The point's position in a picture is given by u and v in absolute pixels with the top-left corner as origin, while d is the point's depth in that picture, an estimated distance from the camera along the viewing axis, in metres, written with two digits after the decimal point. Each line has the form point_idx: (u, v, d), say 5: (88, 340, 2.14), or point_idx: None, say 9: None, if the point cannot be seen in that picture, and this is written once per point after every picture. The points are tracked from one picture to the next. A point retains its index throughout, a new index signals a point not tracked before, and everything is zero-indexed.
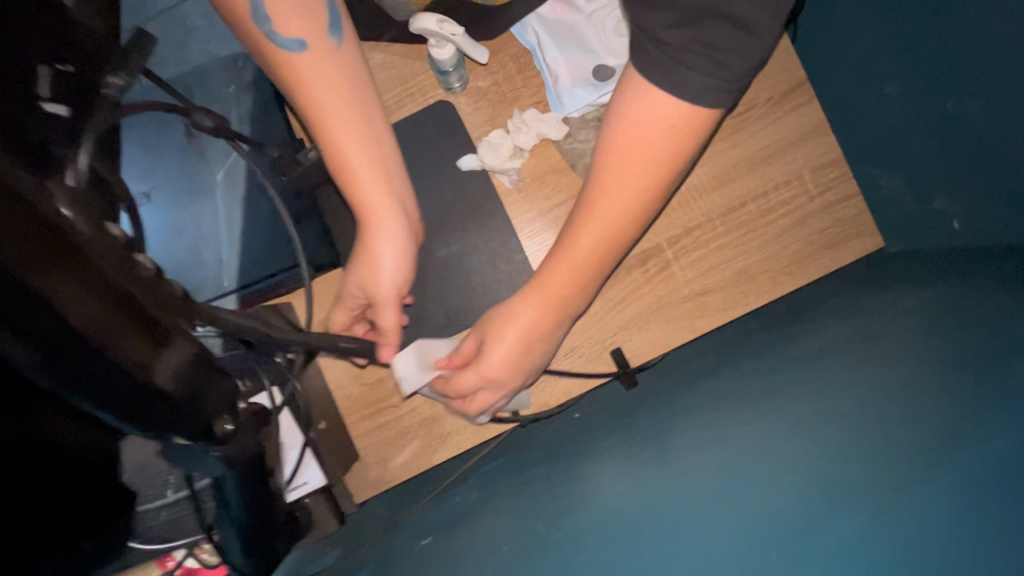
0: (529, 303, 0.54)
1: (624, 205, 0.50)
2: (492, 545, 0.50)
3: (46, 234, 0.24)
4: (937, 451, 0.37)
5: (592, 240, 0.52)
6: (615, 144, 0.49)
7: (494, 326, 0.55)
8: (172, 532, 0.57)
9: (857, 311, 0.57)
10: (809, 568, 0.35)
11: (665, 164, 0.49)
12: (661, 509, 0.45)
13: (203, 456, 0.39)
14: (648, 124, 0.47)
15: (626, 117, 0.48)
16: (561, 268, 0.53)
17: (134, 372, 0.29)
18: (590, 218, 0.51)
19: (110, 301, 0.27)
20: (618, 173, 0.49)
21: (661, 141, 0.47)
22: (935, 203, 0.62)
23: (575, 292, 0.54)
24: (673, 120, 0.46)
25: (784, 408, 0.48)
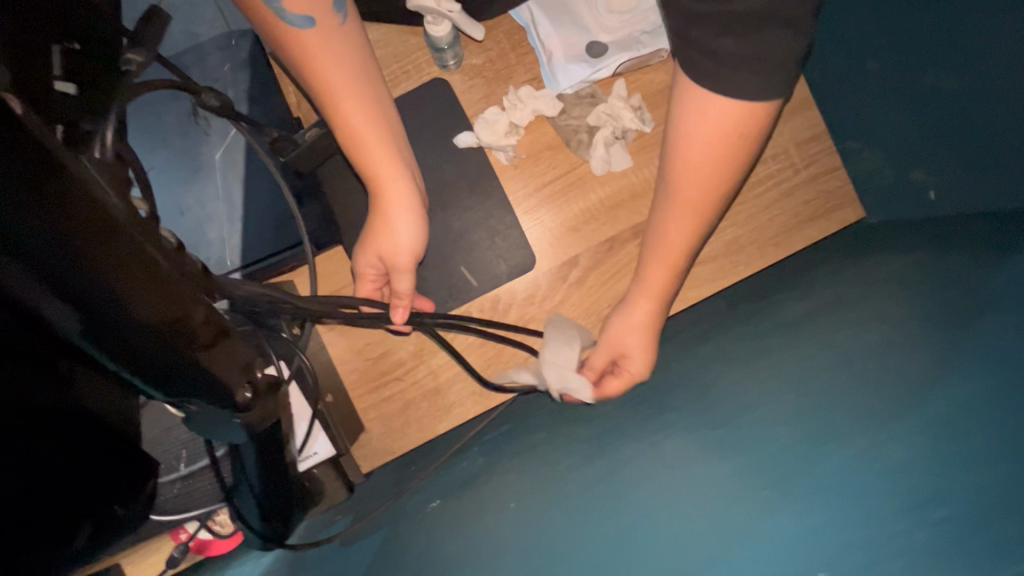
0: (640, 302, 0.59)
1: (703, 207, 0.52)
2: (499, 502, 0.53)
3: (91, 212, 0.25)
4: (909, 399, 0.40)
5: (682, 243, 0.54)
6: (685, 156, 0.50)
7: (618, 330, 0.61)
8: (187, 504, 0.60)
9: (838, 278, 0.60)
10: (792, 502, 0.39)
11: (734, 162, 0.49)
12: (657, 462, 0.48)
13: (224, 422, 0.41)
14: (712, 138, 0.47)
15: (690, 131, 0.48)
16: (655, 264, 0.56)
17: (165, 337, 0.31)
18: (675, 223, 0.54)
19: (145, 274, 0.29)
20: (691, 177, 0.51)
21: (727, 148, 0.48)
22: (912, 174, 0.65)
23: (677, 280, 0.58)
24: (730, 131, 0.46)
25: (772, 368, 0.51)
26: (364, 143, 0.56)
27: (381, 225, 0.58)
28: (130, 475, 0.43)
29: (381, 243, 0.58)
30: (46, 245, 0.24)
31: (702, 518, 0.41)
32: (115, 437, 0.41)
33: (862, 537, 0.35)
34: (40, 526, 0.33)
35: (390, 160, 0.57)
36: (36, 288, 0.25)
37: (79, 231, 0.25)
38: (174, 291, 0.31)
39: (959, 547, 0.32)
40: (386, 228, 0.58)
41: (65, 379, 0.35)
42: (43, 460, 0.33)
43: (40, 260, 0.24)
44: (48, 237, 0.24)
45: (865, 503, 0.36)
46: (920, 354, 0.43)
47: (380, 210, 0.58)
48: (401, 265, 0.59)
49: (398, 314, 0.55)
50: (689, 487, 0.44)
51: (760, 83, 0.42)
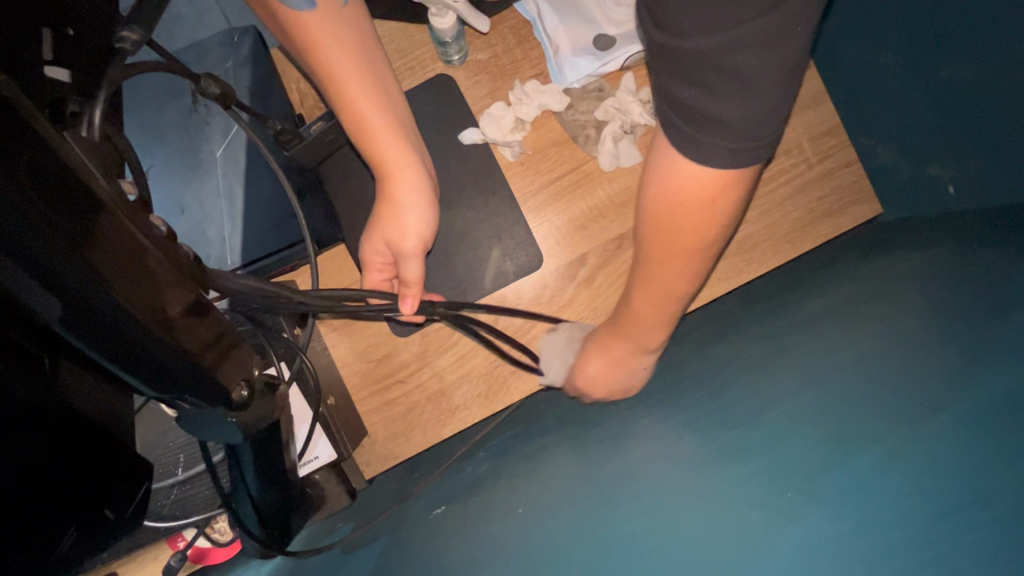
0: (611, 337, 0.55)
1: (664, 273, 0.45)
2: (506, 508, 0.51)
3: (69, 190, 0.24)
4: (941, 398, 0.38)
5: (648, 303, 0.48)
6: (646, 220, 0.42)
7: (594, 335, 0.58)
8: (185, 510, 0.58)
9: (856, 276, 0.57)
10: (820, 507, 0.36)
11: (705, 229, 0.40)
12: (672, 466, 0.46)
13: (218, 423, 0.38)
14: (662, 204, 0.40)
15: (651, 192, 0.40)
16: (627, 311, 0.51)
17: (151, 330, 0.29)
18: (645, 286, 0.47)
19: (128, 258, 0.27)
20: (656, 242, 0.43)
21: (691, 216, 0.39)
22: (930, 168, 0.63)
23: (655, 333, 0.51)
24: (686, 195, 0.38)
25: (791, 367, 0.49)
26: (369, 128, 0.55)
27: (388, 212, 0.57)
28: (123, 477, 0.42)
29: (388, 229, 0.57)
30: (16, 225, 0.22)
31: (719, 524, 0.39)
32: (104, 437, 0.40)
33: (897, 552, 0.32)
34: (25, 528, 0.32)
35: (398, 145, 0.56)
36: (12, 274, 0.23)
37: (53, 216, 0.23)
38: (155, 279, 0.29)
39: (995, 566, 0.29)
40: (394, 213, 0.56)
41: (46, 372, 0.33)
42: (24, 455, 0.31)
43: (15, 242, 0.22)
44: (24, 217, 0.22)
45: (897, 507, 0.34)
46: (951, 348, 0.40)
47: (388, 196, 0.57)
48: (410, 251, 0.57)
49: (409, 303, 0.54)
50: (706, 491, 0.41)
51: (737, 144, 0.33)
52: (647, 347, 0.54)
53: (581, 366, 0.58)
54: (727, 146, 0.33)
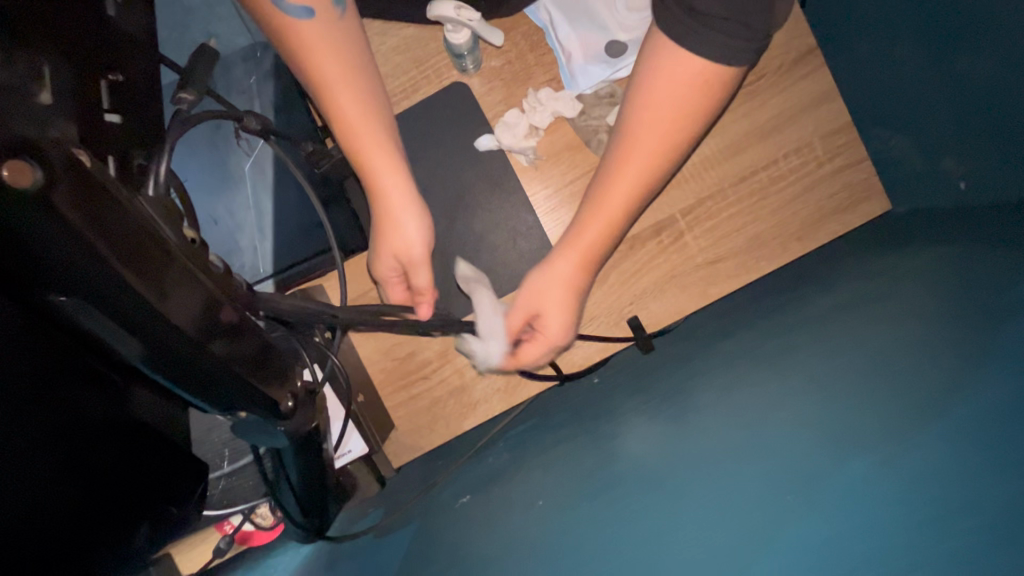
0: (563, 262, 0.56)
1: (649, 159, 0.52)
2: (528, 498, 0.55)
3: (142, 247, 0.27)
4: (944, 397, 0.39)
5: (625, 191, 0.53)
6: (647, 97, 0.50)
7: (543, 283, 0.57)
8: (231, 498, 0.64)
9: (865, 273, 0.59)
10: (817, 505, 0.38)
11: (689, 127, 0.51)
12: (679, 461, 0.49)
13: (269, 429, 0.42)
14: (663, 94, 0.50)
15: (653, 84, 0.50)
16: (596, 219, 0.54)
17: (212, 355, 0.33)
18: (624, 167, 0.52)
19: (190, 296, 0.30)
20: (648, 121, 0.51)
21: (686, 108, 0.50)
22: (943, 163, 0.62)
23: (606, 247, 0.57)
24: (703, 76, 0.48)
25: (796, 369, 0.51)
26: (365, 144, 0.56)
27: (389, 227, 0.59)
28: (184, 479, 0.46)
29: (392, 243, 0.59)
30: (101, 280, 0.25)
31: (728, 520, 0.41)
32: (168, 445, 0.45)
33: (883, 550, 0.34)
34: (105, 524, 0.36)
35: (391, 157, 0.57)
36: (89, 311, 0.27)
37: (129, 265, 0.26)
38: (217, 312, 0.32)
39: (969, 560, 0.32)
40: (395, 228, 0.58)
41: (118, 390, 0.39)
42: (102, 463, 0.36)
43: (96, 290, 0.26)
44: (97, 269, 0.25)
45: (896, 509, 0.36)
46: (953, 352, 0.42)
47: (385, 210, 0.58)
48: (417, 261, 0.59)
49: (422, 310, 0.57)
50: (711, 483, 0.44)
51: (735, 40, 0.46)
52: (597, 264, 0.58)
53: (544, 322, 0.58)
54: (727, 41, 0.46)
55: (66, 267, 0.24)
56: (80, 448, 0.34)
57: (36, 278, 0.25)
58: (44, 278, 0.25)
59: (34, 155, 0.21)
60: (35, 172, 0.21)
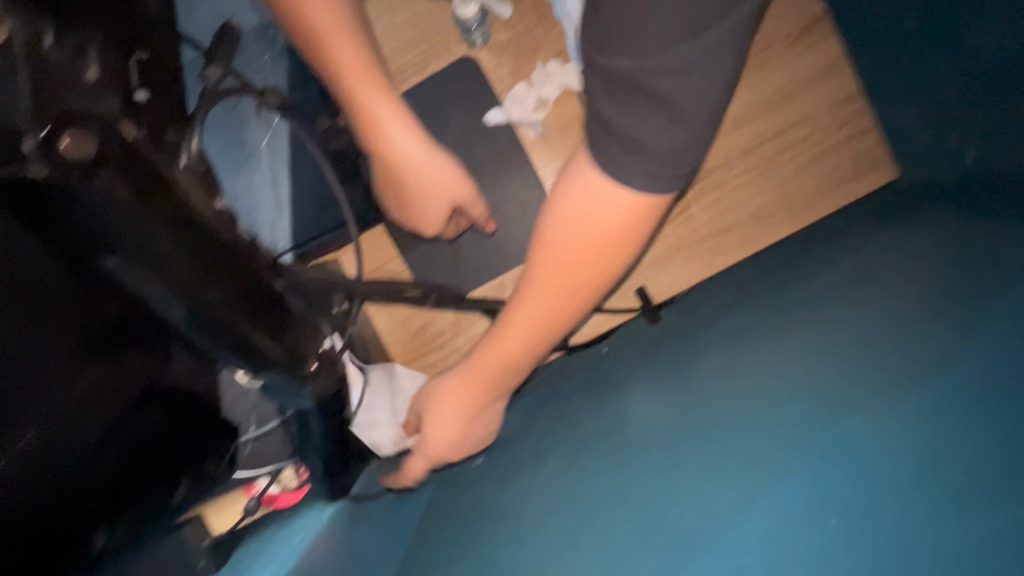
0: (471, 389, 0.55)
1: (545, 302, 0.45)
2: (539, 460, 0.58)
3: (180, 214, 0.29)
4: (940, 356, 0.37)
5: (528, 338, 0.48)
6: (565, 223, 0.42)
7: (435, 416, 0.58)
8: (258, 459, 0.69)
9: (870, 239, 0.58)
10: (806, 465, 0.38)
11: (609, 265, 0.43)
12: (684, 421, 0.50)
13: (296, 390, 0.45)
14: (575, 234, 0.42)
15: (563, 211, 0.42)
16: (488, 355, 0.51)
17: (242, 314, 0.35)
18: (540, 292, 0.45)
19: (220, 262, 0.32)
20: (548, 263, 0.43)
21: (589, 249, 0.42)
22: (948, 139, 0.58)
23: (519, 371, 0.53)
24: (625, 227, 0.40)
25: (798, 335, 0.50)
26: (389, 95, 0.55)
27: (439, 173, 0.57)
28: (216, 434, 0.51)
29: (447, 185, 0.58)
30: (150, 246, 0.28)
31: (719, 485, 0.41)
32: (199, 404, 0.48)
33: (866, 499, 0.34)
34: (131, 481, 0.42)
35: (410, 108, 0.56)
36: (140, 276, 0.29)
37: (172, 231, 0.28)
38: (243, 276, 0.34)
39: (952, 513, 0.31)
40: (447, 168, 0.57)
41: (162, 353, 0.41)
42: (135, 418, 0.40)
43: (141, 256, 0.28)
44: (148, 236, 0.27)
45: (880, 467, 0.35)
46: (947, 311, 0.39)
47: (429, 157, 0.56)
48: (473, 194, 0.59)
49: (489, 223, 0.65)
50: (711, 437, 0.45)
51: (655, 168, 0.36)
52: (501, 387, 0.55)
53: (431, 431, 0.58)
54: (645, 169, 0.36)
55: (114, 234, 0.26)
56: (121, 403, 0.38)
57: (95, 241, 0.27)
58: (105, 241, 0.27)
59: (88, 123, 0.23)
60: (86, 144, 0.23)
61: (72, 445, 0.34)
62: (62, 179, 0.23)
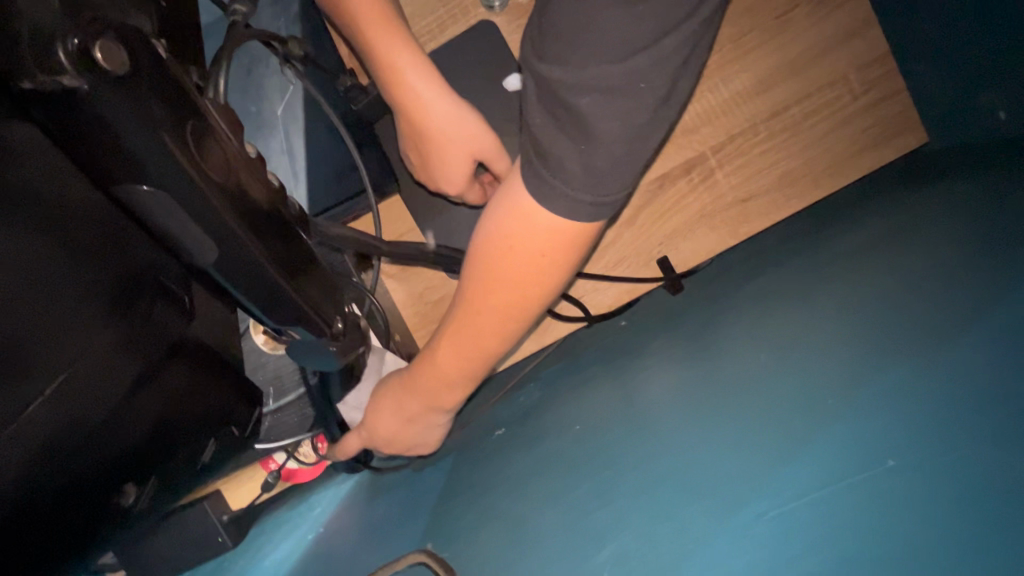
0: (408, 391, 0.56)
1: (480, 318, 0.46)
2: (565, 425, 0.55)
3: (200, 142, 0.29)
4: (976, 306, 0.36)
5: (452, 349, 0.50)
6: (490, 241, 0.43)
7: (387, 409, 0.59)
8: (276, 434, 0.68)
9: (903, 200, 0.56)
10: (840, 412, 0.36)
11: (523, 290, 0.44)
12: (704, 375, 0.47)
13: (322, 351, 0.44)
14: (490, 253, 0.43)
15: (490, 231, 0.43)
16: (427, 361, 0.53)
17: (266, 261, 0.34)
18: (477, 306, 0.46)
19: (241, 201, 0.32)
20: (478, 280, 0.45)
21: (508, 275, 0.43)
22: (982, 97, 0.60)
23: (457, 390, 0.54)
24: (543, 252, 0.41)
25: (831, 286, 0.47)
26: (405, 48, 0.55)
27: (460, 123, 0.56)
28: (239, 402, 0.50)
29: (467, 137, 0.56)
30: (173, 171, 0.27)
31: (745, 446, 0.38)
32: (223, 366, 0.48)
33: (920, 448, 0.31)
34: (158, 435, 0.41)
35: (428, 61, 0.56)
36: (169, 204, 0.28)
37: (193, 158, 0.28)
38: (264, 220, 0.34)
39: (1003, 455, 0.29)
40: (466, 118, 0.56)
41: (186, 306, 0.41)
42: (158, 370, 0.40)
43: (164, 184, 0.28)
44: (167, 161, 0.27)
45: (931, 416, 0.32)
46: (987, 259, 0.39)
47: (448, 109, 0.56)
48: (494, 148, 0.57)
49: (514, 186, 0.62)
50: (739, 390, 0.42)
51: (582, 192, 0.37)
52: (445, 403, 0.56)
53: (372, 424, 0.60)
54: (581, 190, 0.37)
55: (136, 158, 0.27)
56: (145, 354, 0.37)
57: (122, 170, 0.27)
58: (129, 166, 0.27)
59: (109, 33, 0.24)
60: (111, 52, 0.24)
61: (91, 395, 0.34)
62: (92, 89, 0.23)
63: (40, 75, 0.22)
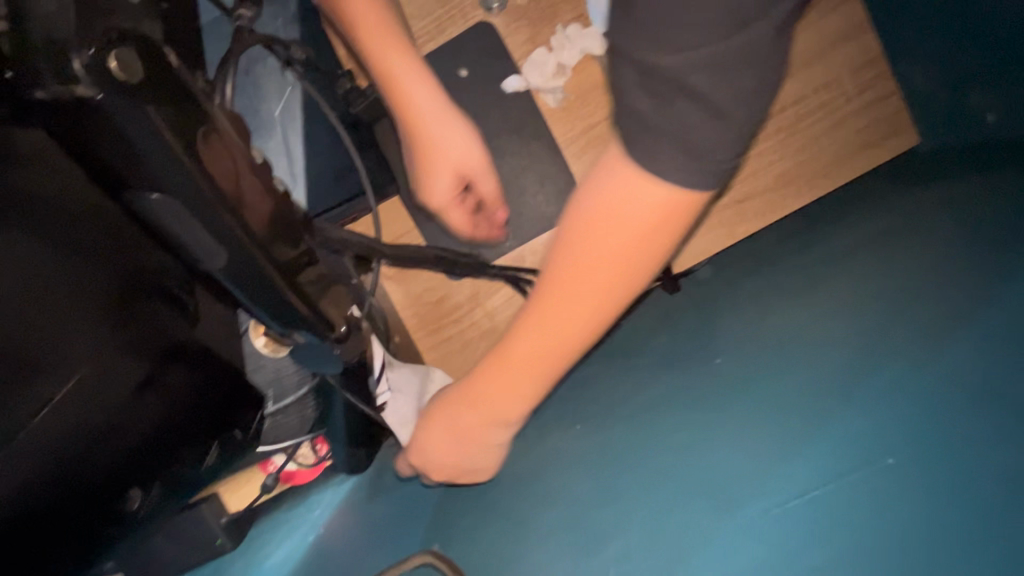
0: (467, 405, 0.51)
1: (591, 313, 0.41)
2: (566, 426, 0.55)
3: (212, 148, 0.29)
4: (976, 297, 0.37)
5: (529, 347, 0.44)
6: (585, 222, 0.39)
7: (444, 422, 0.54)
8: (275, 436, 0.68)
9: (896, 201, 0.57)
10: (841, 408, 0.36)
11: (609, 296, 0.41)
12: (705, 369, 0.48)
13: (327, 353, 0.44)
14: (591, 231, 0.39)
15: (584, 210, 0.39)
16: (496, 370, 0.47)
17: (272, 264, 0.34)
18: (564, 289, 0.40)
19: (250, 206, 0.32)
20: (570, 274, 0.40)
21: (623, 259, 0.39)
22: (971, 97, 0.61)
23: (517, 405, 0.48)
24: (657, 215, 0.37)
25: (830, 285, 0.47)
26: (401, 61, 0.56)
27: (447, 140, 0.57)
28: (245, 405, 0.50)
29: (451, 154, 0.57)
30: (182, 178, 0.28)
31: (746, 445, 0.39)
32: (232, 370, 0.47)
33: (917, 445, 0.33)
34: (164, 438, 0.41)
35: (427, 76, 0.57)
36: (178, 213, 0.29)
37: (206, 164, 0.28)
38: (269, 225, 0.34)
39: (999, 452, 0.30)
40: (453, 136, 0.57)
41: (189, 311, 0.41)
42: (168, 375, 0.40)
43: (175, 190, 0.28)
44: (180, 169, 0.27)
45: (929, 415, 0.33)
46: (987, 258, 0.39)
47: (438, 124, 0.57)
48: (479, 168, 0.58)
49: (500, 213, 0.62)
50: (741, 386, 0.43)
51: (718, 156, 0.34)
52: (495, 429, 0.52)
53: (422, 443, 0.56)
54: (677, 159, 0.34)
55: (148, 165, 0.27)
56: (149, 360, 0.38)
57: (134, 177, 0.27)
58: (140, 174, 0.27)
59: (124, 44, 0.24)
60: (127, 63, 0.24)
61: (94, 401, 0.34)
62: (106, 99, 0.24)
63: (56, 86, 0.24)
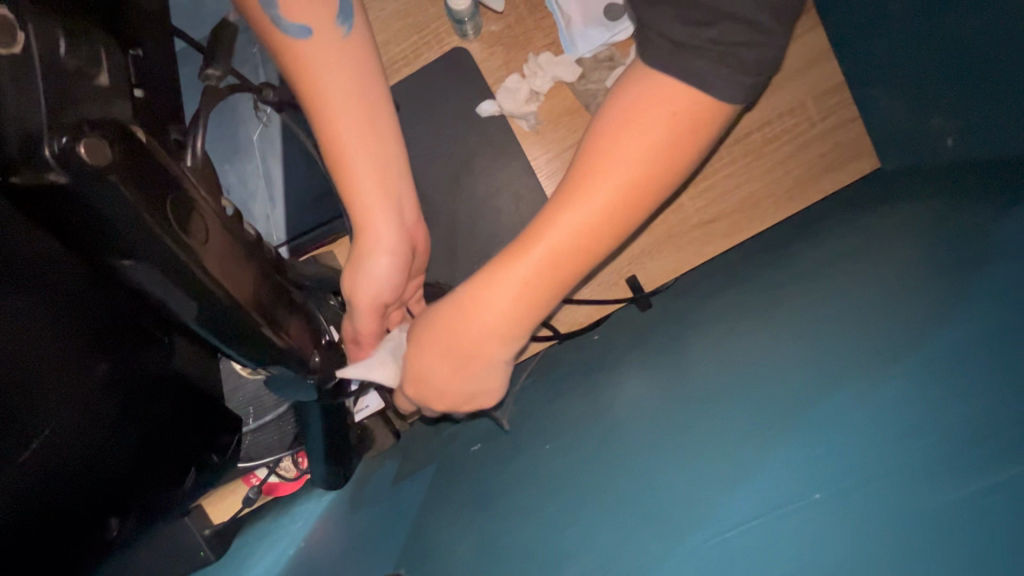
0: (478, 301, 0.48)
1: (602, 196, 0.45)
2: (535, 445, 0.58)
3: (177, 210, 0.32)
4: (927, 328, 0.37)
5: (549, 247, 0.46)
6: (618, 114, 0.46)
7: (444, 330, 0.50)
8: (257, 452, 0.70)
9: (852, 225, 0.59)
10: (783, 438, 0.37)
11: (630, 174, 0.45)
12: (667, 399, 0.50)
13: (298, 382, 0.45)
14: (610, 131, 0.46)
15: (610, 112, 0.47)
16: (514, 262, 0.47)
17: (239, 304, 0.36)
18: (592, 183, 0.45)
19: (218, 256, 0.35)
20: (599, 159, 0.46)
21: (640, 151, 0.45)
22: (932, 121, 0.61)
23: (533, 312, 0.49)
24: (674, 111, 0.44)
25: (786, 312, 0.49)
26: (349, 158, 0.51)
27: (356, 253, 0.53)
28: (221, 429, 0.52)
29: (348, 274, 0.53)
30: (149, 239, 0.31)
31: (698, 474, 0.40)
32: (206, 399, 0.50)
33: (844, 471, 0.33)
34: (144, 471, 0.42)
35: (373, 186, 0.52)
36: (151, 274, 0.32)
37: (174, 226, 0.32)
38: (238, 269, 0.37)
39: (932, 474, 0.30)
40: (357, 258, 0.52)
41: (166, 345, 0.44)
42: (149, 409, 0.42)
43: (144, 252, 0.31)
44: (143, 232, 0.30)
45: (859, 439, 0.34)
46: (932, 288, 0.40)
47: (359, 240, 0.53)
48: (366, 307, 0.53)
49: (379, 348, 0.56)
50: (693, 413, 0.45)
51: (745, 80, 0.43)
52: (500, 344, 0.50)
53: (421, 367, 0.52)
54: (722, 76, 0.43)
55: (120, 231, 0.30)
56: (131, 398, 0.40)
57: (108, 245, 0.30)
58: (111, 239, 0.30)
59: (91, 132, 0.28)
60: (97, 148, 0.28)
61: (77, 445, 0.35)
62: (75, 181, 0.27)
63: (29, 174, 0.27)
